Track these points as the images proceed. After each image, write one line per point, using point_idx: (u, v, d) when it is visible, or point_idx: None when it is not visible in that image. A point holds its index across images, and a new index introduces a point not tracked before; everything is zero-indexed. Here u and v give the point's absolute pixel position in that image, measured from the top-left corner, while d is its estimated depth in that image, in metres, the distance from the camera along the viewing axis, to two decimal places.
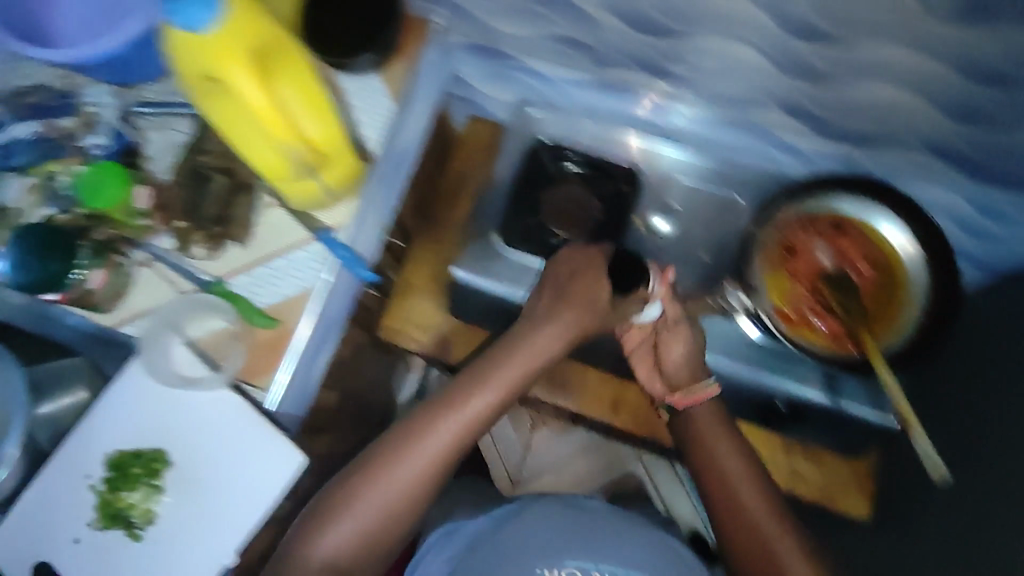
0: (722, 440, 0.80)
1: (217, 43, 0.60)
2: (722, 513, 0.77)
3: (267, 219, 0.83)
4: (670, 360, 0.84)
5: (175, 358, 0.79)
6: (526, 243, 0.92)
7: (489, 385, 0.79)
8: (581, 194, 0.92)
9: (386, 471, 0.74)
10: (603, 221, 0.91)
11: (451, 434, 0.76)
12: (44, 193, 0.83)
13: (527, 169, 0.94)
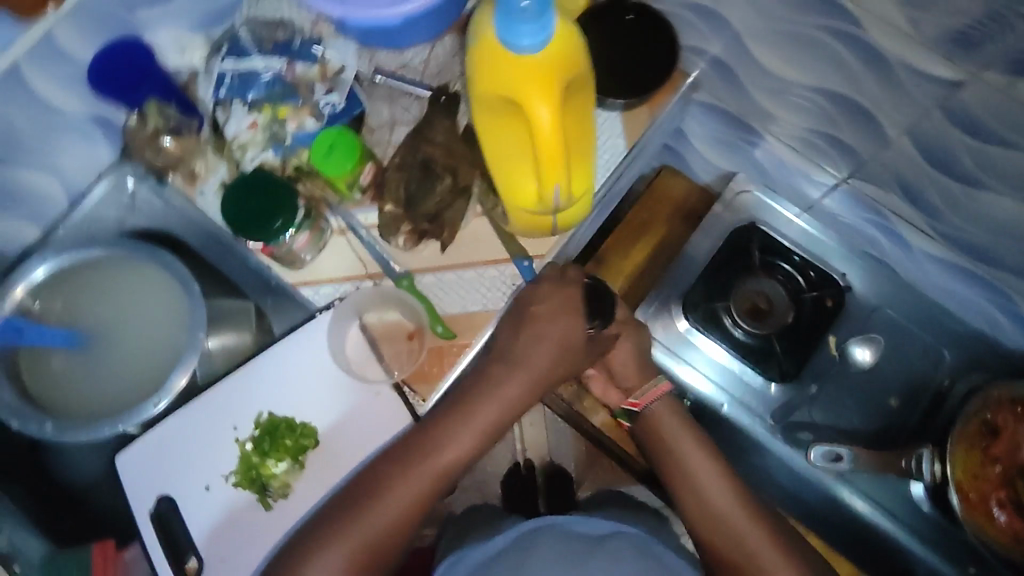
0: (694, 458, 0.76)
1: (532, 66, 0.58)
2: (717, 542, 0.72)
3: (473, 228, 0.81)
4: (660, 432, 0.78)
5: (347, 339, 0.78)
6: (707, 324, 0.88)
7: (468, 433, 0.72)
8: (778, 293, 0.88)
9: (369, 517, 0.68)
10: (793, 327, 0.87)
11: (426, 485, 0.70)
12: (267, 139, 0.82)
13: (730, 249, 0.90)
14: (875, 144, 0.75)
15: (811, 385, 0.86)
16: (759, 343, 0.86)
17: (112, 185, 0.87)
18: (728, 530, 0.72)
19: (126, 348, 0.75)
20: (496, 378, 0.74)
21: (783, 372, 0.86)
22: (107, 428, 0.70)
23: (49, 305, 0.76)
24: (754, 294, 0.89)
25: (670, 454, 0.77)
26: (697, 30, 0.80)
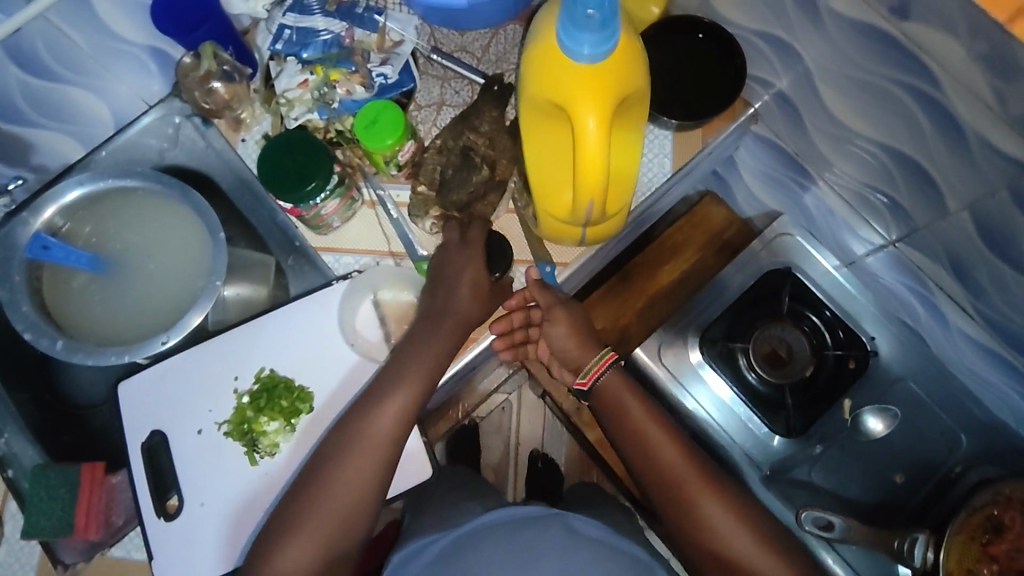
0: (655, 434, 0.73)
1: (588, 76, 0.56)
2: (675, 513, 0.71)
3: (500, 224, 0.80)
4: (620, 406, 0.75)
5: (358, 313, 0.78)
6: (721, 361, 0.85)
7: (393, 414, 0.70)
8: (800, 343, 0.85)
9: (321, 502, 0.67)
10: (807, 382, 0.84)
11: (364, 466, 0.68)
12: (315, 99, 0.81)
13: (760, 289, 0.87)
14: (931, 211, 0.71)
15: (817, 445, 0.83)
16: (769, 390, 0.84)
17: (160, 117, 0.88)
18: (684, 501, 0.71)
19: (145, 280, 0.76)
20: (407, 357, 0.72)
21: (788, 427, 0.83)
22: (115, 357, 0.71)
23: (78, 224, 0.77)
24: (775, 341, 0.86)
25: (633, 428, 0.74)
26: (768, 61, 0.77)
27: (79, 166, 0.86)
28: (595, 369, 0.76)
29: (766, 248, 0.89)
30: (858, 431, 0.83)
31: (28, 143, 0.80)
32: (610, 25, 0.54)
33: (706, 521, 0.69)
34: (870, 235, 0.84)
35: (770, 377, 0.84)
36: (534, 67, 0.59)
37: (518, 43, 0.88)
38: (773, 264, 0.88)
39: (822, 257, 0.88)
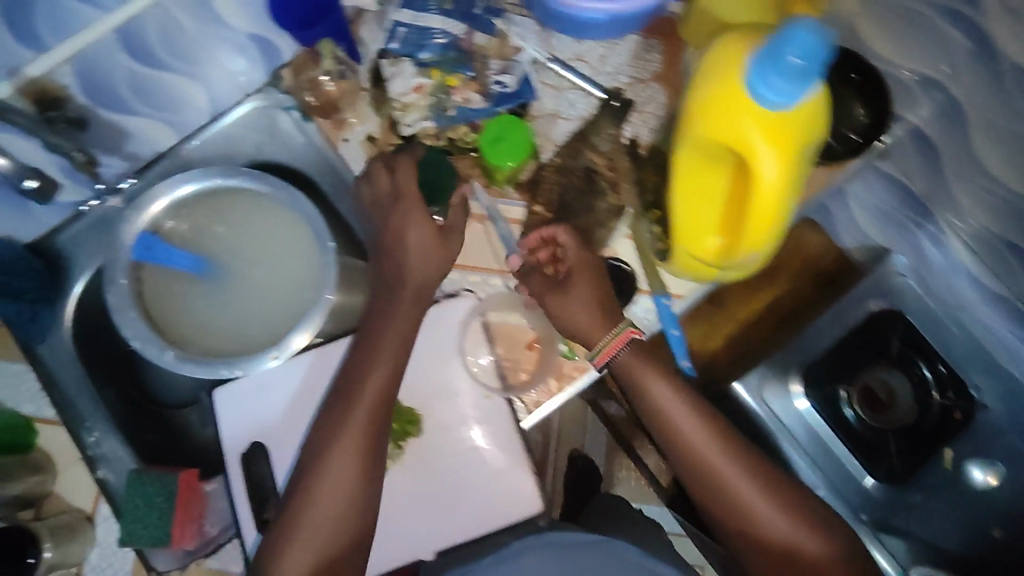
0: (692, 431, 0.71)
1: (780, 124, 0.52)
2: (714, 509, 0.71)
3: (618, 252, 0.77)
4: (658, 405, 0.71)
5: (466, 335, 0.76)
6: (821, 401, 0.87)
7: (389, 375, 0.69)
8: (903, 388, 0.85)
9: (327, 466, 0.67)
10: (908, 428, 0.85)
11: (362, 435, 0.67)
12: (431, 106, 0.77)
13: (867, 332, 0.86)
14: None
15: (917, 495, 0.84)
16: (866, 432, 0.86)
17: (257, 107, 0.83)
18: (730, 500, 0.70)
19: (251, 288, 0.73)
20: (396, 308, 0.70)
21: (881, 472, 0.85)
22: (225, 370, 0.69)
23: (180, 223, 0.74)
24: (876, 382, 0.86)
25: (665, 426, 0.72)
26: (915, 103, 0.73)
27: (170, 156, 0.82)
28: (608, 347, 0.70)
29: (874, 286, 0.87)
30: (960, 482, 0.83)
31: (126, 134, 0.76)
32: (813, 74, 0.50)
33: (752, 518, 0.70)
34: (996, 288, 0.84)
35: (871, 420, 0.86)
36: (713, 106, 0.55)
37: (641, 55, 0.83)
38: (881, 305, 0.87)
39: (931, 301, 0.87)
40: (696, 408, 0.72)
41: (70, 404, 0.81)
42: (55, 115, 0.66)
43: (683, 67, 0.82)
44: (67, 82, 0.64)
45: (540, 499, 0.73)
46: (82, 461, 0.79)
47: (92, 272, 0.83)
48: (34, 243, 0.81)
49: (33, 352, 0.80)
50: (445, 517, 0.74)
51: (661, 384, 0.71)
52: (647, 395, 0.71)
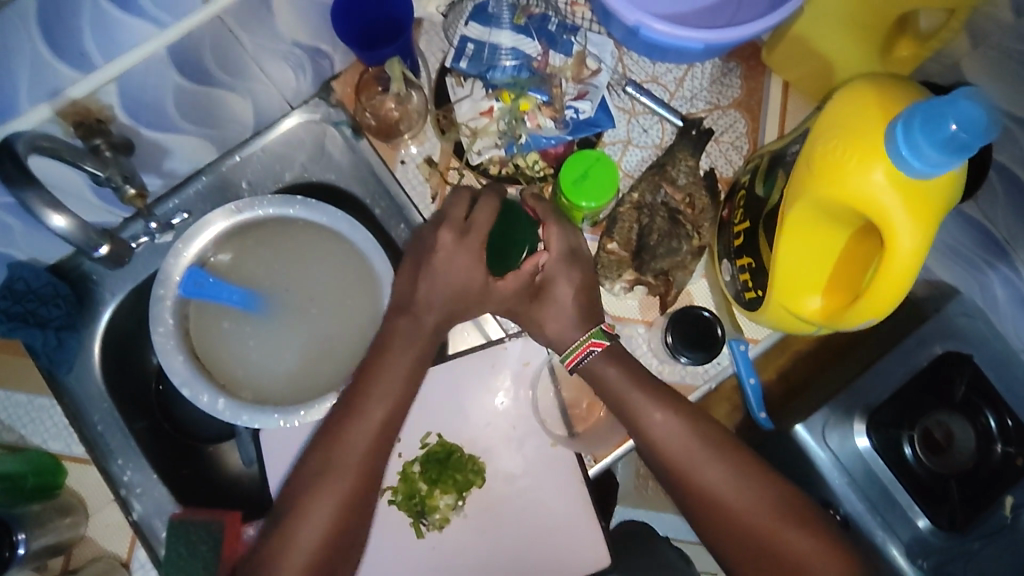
0: (696, 462, 0.63)
1: (919, 195, 0.50)
2: (729, 539, 0.63)
3: (695, 296, 0.74)
4: (655, 437, 0.64)
5: (533, 379, 0.72)
6: (881, 440, 0.79)
7: (384, 408, 0.61)
8: (963, 429, 0.77)
9: (305, 505, 0.59)
10: (969, 472, 0.76)
11: (353, 476, 0.60)
12: (501, 131, 0.73)
13: (935, 371, 0.79)
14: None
15: (975, 541, 0.74)
16: (926, 476, 0.78)
17: (303, 122, 0.75)
18: (745, 527, 0.62)
19: (305, 327, 0.68)
20: (401, 334, 0.63)
21: (941, 518, 0.76)
22: (282, 420, 0.64)
23: (227, 256, 0.68)
24: (933, 423, 0.78)
25: (668, 461, 0.64)
26: (1019, 148, 0.67)
27: (210, 173, 0.75)
28: (572, 355, 0.65)
29: (939, 328, 0.79)
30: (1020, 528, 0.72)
31: (165, 149, 0.69)
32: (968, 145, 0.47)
33: (774, 540, 0.61)
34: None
35: (929, 461, 0.78)
36: (842, 167, 0.52)
37: (720, 78, 0.77)
38: (946, 347, 0.78)
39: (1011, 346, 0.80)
40: (698, 435, 0.64)
41: (98, 439, 0.73)
42: (100, 142, 0.60)
43: (763, 94, 0.77)
44: (110, 102, 0.60)
45: (609, 552, 0.70)
46: (114, 502, 0.73)
47: (122, 296, 0.75)
48: (55, 266, 0.73)
49: (56, 383, 0.73)
50: (509, 570, 0.70)
51: (657, 412, 0.64)
52: (644, 426, 0.64)
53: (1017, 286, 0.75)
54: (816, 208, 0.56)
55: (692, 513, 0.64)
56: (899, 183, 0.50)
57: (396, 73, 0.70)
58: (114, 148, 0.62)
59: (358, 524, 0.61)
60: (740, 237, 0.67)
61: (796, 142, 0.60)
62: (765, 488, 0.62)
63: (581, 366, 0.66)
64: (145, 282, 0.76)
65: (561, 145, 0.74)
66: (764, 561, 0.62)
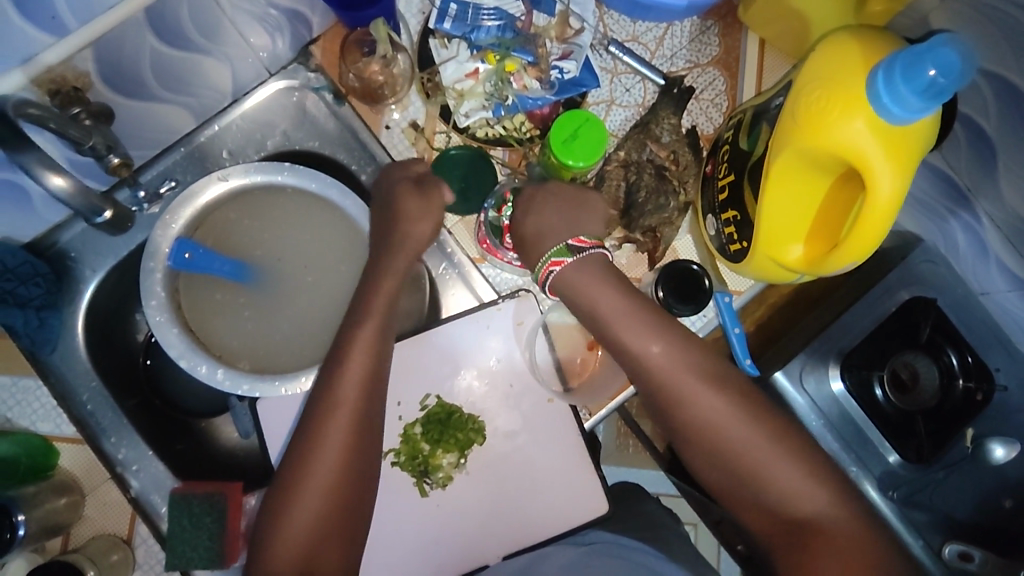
0: (693, 395, 0.64)
1: (897, 138, 0.52)
2: (723, 477, 0.64)
3: (680, 252, 0.77)
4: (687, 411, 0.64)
5: (529, 340, 0.74)
6: (856, 388, 0.84)
7: (359, 379, 0.61)
8: (927, 371, 0.81)
9: (303, 483, 0.60)
10: (931, 409, 0.81)
11: (343, 444, 0.60)
12: (488, 93, 0.73)
13: (900, 315, 0.83)
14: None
15: (939, 471, 0.81)
16: (896, 413, 0.83)
17: (282, 87, 0.74)
18: (750, 475, 0.63)
19: (301, 295, 0.68)
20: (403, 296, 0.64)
21: (913, 457, 0.81)
22: (285, 387, 0.64)
23: (215, 228, 0.67)
24: (899, 364, 0.83)
25: (663, 393, 0.65)
26: (981, 98, 0.71)
27: (186, 144, 0.73)
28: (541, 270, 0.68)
29: (903, 275, 0.84)
30: (981, 459, 0.79)
31: (142, 117, 0.68)
32: (944, 94, 0.50)
33: (762, 477, 0.62)
34: (1016, 271, 0.77)
35: (897, 401, 0.82)
36: (823, 115, 0.54)
37: (699, 36, 0.79)
38: (912, 293, 0.83)
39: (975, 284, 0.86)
40: (695, 373, 0.65)
41: (88, 419, 0.72)
42: (79, 111, 0.59)
43: (741, 51, 0.79)
44: (87, 68, 0.57)
45: (607, 499, 0.72)
46: (110, 480, 0.72)
47: (104, 273, 0.73)
48: (30, 244, 0.71)
49: (40, 363, 0.71)
50: (511, 521, 0.71)
51: (657, 347, 0.65)
52: (678, 401, 0.64)
53: (975, 230, 0.80)
54: (798, 159, 0.58)
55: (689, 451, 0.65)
56: (878, 129, 0.52)
57: (382, 34, 0.69)
58: (93, 116, 0.61)
59: (360, 493, 0.61)
60: (724, 191, 0.69)
61: (779, 95, 0.62)
62: (778, 439, 0.63)
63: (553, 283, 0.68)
64: (127, 257, 0.74)
65: (547, 106, 0.74)
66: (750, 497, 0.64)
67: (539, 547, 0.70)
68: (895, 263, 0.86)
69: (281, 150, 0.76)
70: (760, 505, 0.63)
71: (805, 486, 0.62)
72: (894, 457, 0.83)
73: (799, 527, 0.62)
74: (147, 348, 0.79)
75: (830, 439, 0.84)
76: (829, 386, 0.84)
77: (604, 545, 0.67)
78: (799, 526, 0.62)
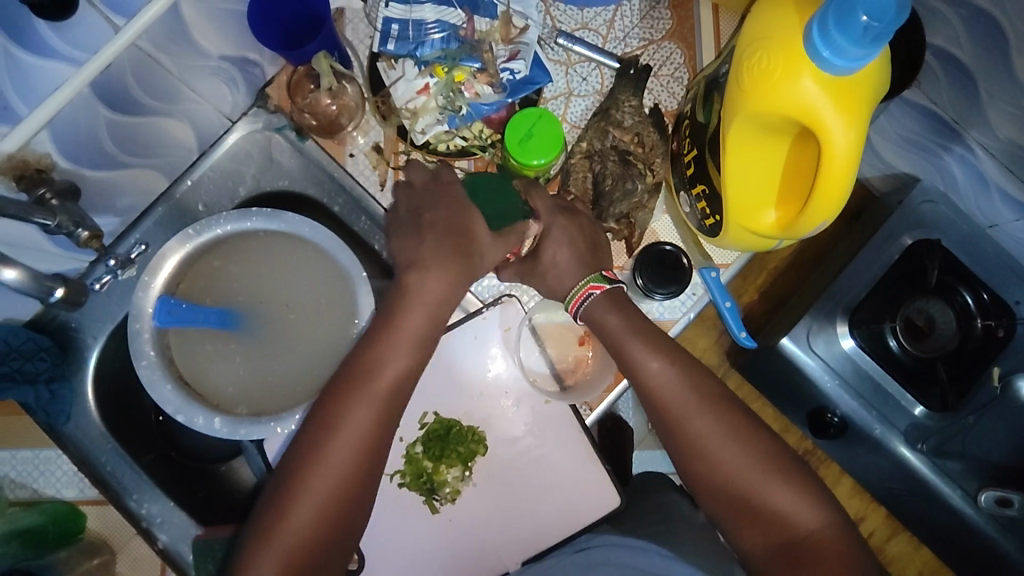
0: (691, 411, 0.64)
1: (844, 89, 0.50)
2: (699, 472, 0.64)
3: (660, 233, 0.77)
4: (649, 388, 0.65)
5: (522, 347, 0.74)
6: (866, 340, 0.80)
7: (372, 395, 0.62)
8: (941, 315, 0.79)
9: (298, 492, 0.60)
10: (951, 352, 0.79)
11: (349, 455, 0.61)
12: (441, 107, 0.73)
13: (905, 262, 0.80)
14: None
15: (970, 417, 0.77)
16: (912, 360, 0.80)
17: (246, 133, 0.75)
18: (710, 454, 0.63)
19: (288, 332, 0.70)
20: (386, 316, 0.64)
21: (941, 402, 0.78)
22: (280, 426, 0.65)
23: (199, 280, 0.69)
24: (913, 311, 0.80)
25: (666, 410, 0.65)
26: (950, 28, 0.68)
27: (165, 202, 0.75)
28: (575, 299, 0.67)
29: (905, 218, 0.80)
30: (1011, 398, 0.75)
31: (113, 186, 0.69)
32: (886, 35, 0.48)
33: (711, 456, 0.64)
34: (1019, 198, 0.73)
35: (913, 348, 0.79)
36: (766, 77, 0.53)
37: (649, 12, 0.77)
38: (915, 236, 0.80)
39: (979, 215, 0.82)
40: (698, 390, 0.65)
41: (110, 479, 0.74)
42: (44, 192, 0.60)
43: (695, 20, 0.77)
44: (47, 149, 0.59)
45: (619, 492, 0.71)
46: (138, 535, 0.75)
47: (105, 339, 0.76)
48: (32, 320, 0.74)
49: (58, 433, 0.74)
50: (524, 526, 0.71)
51: (655, 361, 0.65)
52: (641, 375, 0.65)
53: (971, 163, 0.76)
54: (751, 122, 0.56)
55: (681, 463, 0.65)
56: (824, 83, 0.50)
57: (324, 68, 0.70)
58: (59, 195, 0.61)
59: (344, 546, 0.62)
60: (690, 167, 0.68)
61: (726, 63, 0.60)
62: (726, 420, 0.64)
63: (583, 312, 0.67)
64: (124, 321, 0.76)
65: (503, 109, 0.74)
66: (742, 516, 0.63)
67: (552, 550, 0.70)
68: (891, 210, 0.83)
69: (254, 195, 0.77)
70: (753, 524, 0.63)
71: (804, 507, 0.62)
72: (918, 407, 0.80)
73: (797, 549, 0.61)
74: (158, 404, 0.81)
75: (846, 395, 0.81)
76: (841, 344, 0.81)
77: (600, 549, 0.64)
78: (798, 548, 0.61)
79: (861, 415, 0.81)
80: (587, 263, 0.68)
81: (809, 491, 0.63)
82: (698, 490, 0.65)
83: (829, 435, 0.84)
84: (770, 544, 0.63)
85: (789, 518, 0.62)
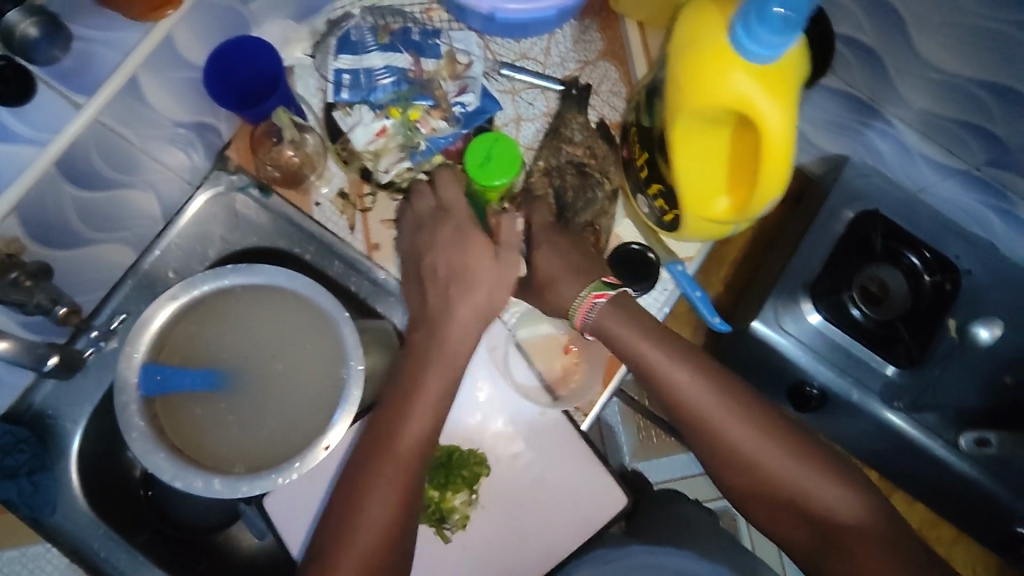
0: (721, 417, 0.68)
1: (771, 74, 0.55)
2: (731, 470, 0.69)
3: (624, 236, 0.79)
4: (677, 396, 0.68)
5: (510, 363, 0.75)
6: (832, 312, 0.84)
7: (414, 447, 0.65)
8: (896, 278, 0.83)
9: (346, 546, 0.63)
10: (910, 311, 0.82)
11: (393, 506, 0.64)
12: (401, 145, 0.76)
13: (853, 234, 0.85)
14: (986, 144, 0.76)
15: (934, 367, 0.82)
16: (878, 324, 0.83)
17: (209, 197, 0.78)
18: (742, 454, 0.68)
19: (274, 383, 0.70)
20: (418, 372, 0.67)
21: (909, 358, 0.82)
22: (280, 477, 0.63)
23: (179, 344, 0.69)
24: (867, 279, 0.83)
25: (693, 415, 0.68)
26: (852, 16, 0.75)
27: (133, 275, 0.76)
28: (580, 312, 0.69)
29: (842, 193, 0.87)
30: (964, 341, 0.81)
31: (79, 264, 0.69)
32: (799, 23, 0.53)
33: (744, 456, 0.68)
34: (947, 162, 0.82)
35: (875, 314, 0.83)
36: (700, 73, 0.57)
37: (580, 36, 0.83)
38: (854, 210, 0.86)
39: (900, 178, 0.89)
40: (721, 394, 0.69)
41: (105, 566, 0.71)
42: (18, 275, 0.60)
43: (624, 39, 0.83)
44: (13, 234, 0.59)
45: (625, 491, 0.72)
46: None
47: (84, 421, 0.74)
48: (8, 412, 0.71)
49: (45, 527, 0.71)
50: (536, 543, 0.71)
51: (685, 374, 0.68)
52: (667, 386, 0.68)
53: (894, 135, 0.84)
54: (692, 116, 0.61)
55: (707, 462, 0.70)
56: (753, 71, 0.55)
57: (285, 121, 0.73)
58: (34, 276, 0.62)
59: None
60: (644, 169, 0.72)
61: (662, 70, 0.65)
62: (750, 422, 0.68)
63: (590, 324, 0.70)
64: (103, 400, 0.75)
65: (459, 140, 0.77)
66: (781, 510, 0.68)
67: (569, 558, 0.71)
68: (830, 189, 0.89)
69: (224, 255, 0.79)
70: (790, 515, 0.68)
71: (840, 495, 0.67)
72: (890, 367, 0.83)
73: (834, 534, 0.66)
74: (147, 480, 0.79)
75: (823, 366, 0.85)
76: (808, 319, 0.85)
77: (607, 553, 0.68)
78: (834, 534, 0.66)
79: (840, 384, 0.85)
80: (560, 275, 0.70)
81: (845, 482, 0.68)
82: (729, 485, 0.70)
83: (808, 407, 0.89)
84: (807, 530, 0.68)
85: (814, 496, 0.67)
